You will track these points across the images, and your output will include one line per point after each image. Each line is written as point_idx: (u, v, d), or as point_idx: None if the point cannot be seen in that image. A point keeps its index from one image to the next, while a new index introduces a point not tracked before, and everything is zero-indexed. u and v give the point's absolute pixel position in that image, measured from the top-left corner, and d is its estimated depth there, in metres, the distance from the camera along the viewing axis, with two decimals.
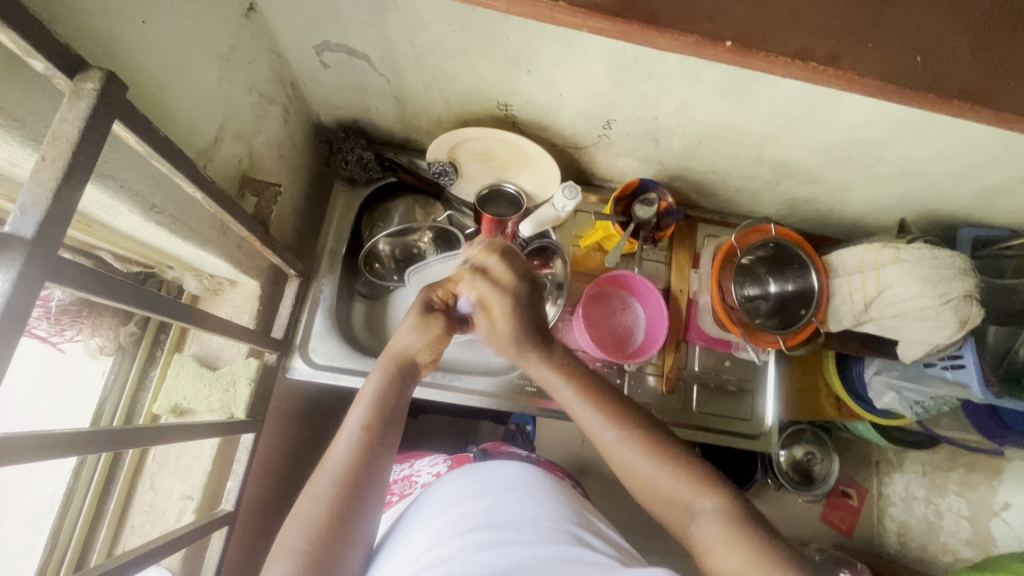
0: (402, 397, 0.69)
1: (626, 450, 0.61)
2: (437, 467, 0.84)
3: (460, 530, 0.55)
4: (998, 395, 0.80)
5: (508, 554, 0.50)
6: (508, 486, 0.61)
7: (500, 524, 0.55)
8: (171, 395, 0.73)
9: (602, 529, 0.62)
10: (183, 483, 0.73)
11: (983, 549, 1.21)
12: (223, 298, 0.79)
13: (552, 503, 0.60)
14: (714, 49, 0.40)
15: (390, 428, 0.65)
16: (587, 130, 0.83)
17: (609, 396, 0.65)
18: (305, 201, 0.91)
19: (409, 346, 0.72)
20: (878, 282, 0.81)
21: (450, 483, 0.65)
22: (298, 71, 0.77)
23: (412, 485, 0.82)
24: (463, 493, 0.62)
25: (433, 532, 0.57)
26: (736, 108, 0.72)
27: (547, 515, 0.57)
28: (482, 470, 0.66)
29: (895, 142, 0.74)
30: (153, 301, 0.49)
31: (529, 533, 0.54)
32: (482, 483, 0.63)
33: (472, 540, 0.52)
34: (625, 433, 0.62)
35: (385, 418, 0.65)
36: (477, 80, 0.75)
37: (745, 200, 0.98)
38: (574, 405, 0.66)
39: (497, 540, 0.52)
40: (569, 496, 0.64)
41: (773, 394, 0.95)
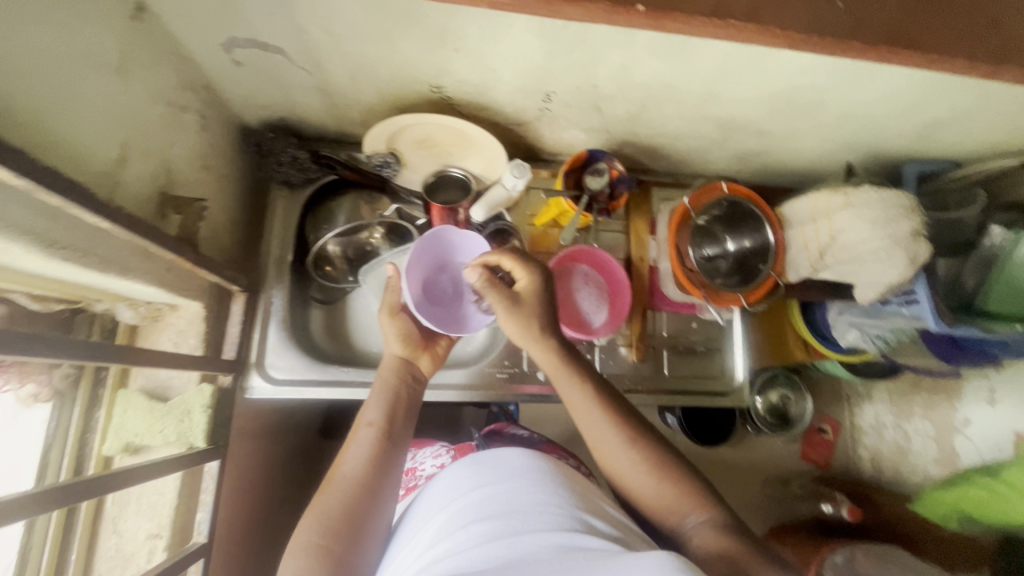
0: (409, 399, 0.74)
1: (626, 460, 0.65)
2: (440, 459, 0.85)
3: (465, 522, 0.53)
4: (953, 325, 0.82)
5: (512, 545, 0.48)
6: (515, 473, 0.59)
7: (505, 513, 0.52)
8: (122, 434, 0.69)
9: (613, 511, 0.60)
10: (149, 522, 0.70)
11: (949, 464, 1.28)
12: (165, 324, 0.74)
13: (561, 489, 0.57)
14: (625, 13, 0.41)
15: (403, 429, 0.70)
16: (527, 104, 0.80)
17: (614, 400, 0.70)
18: (241, 210, 0.86)
19: (400, 352, 0.77)
20: (831, 228, 0.82)
21: (451, 474, 0.64)
22: (210, 73, 0.71)
23: (416, 477, 0.84)
24: (468, 482, 0.60)
25: (439, 526, 0.56)
26: (674, 68, 0.70)
27: (554, 502, 0.54)
28: (488, 455, 0.64)
29: (836, 88, 0.73)
30: (54, 343, 0.46)
31: (535, 522, 0.51)
32: (487, 470, 0.61)
33: (476, 532, 0.51)
34: (623, 435, 0.66)
35: (398, 421, 0.70)
36: (403, 64, 0.70)
37: (696, 160, 0.97)
38: (579, 407, 0.69)
39: (501, 529, 0.51)
40: (578, 481, 0.62)
41: (741, 348, 0.97)
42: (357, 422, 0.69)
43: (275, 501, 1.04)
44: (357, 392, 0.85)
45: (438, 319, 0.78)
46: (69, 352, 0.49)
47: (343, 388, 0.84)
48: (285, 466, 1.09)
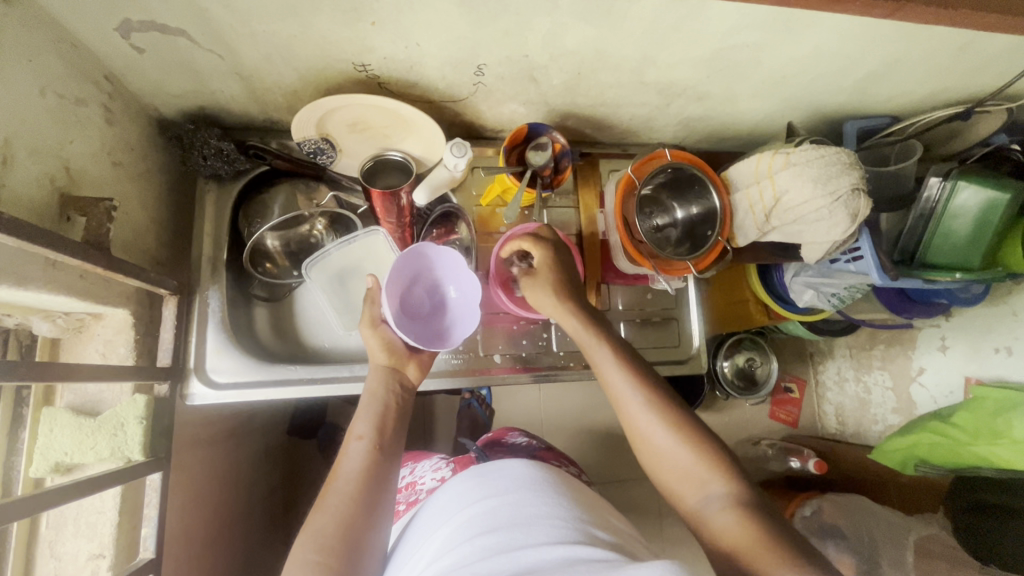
0: (401, 412, 0.71)
1: (653, 425, 0.66)
2: (440, 472, 0.82)
3: (471, 534, 0.55)
4: (896, 278, 0.84)
5: (516, 557, 0.49)
6: (519, 485, 0.60)
7: (509, 525, 0.54)
8: (49, 454, 0.64)
9: (615, 523, 0.62)
10: (89, 542, 0.66)
11: (907, 412, 1.32)
12: (89, 335, 0.70)
13: (563, 502, 0.58)
14: None
15: (395, 442, 0.68)
16: (460, 79, 0.76)
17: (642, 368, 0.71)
18: (166, 209, 0.81)
19: (385, 360, 0.73)
20: (774, 190, 0.81)
21: (453, 488, 0.65)
22: (110, 61, 0.66)
23: (416, 491, 0.81)
24: (472, 494, 0.61)
25: (445, 539, 0.57)
26: (605, 32, 0.68)
27: (556, 514, 0.56)
28: (489, 467, 0.65)
29: (769, 46, 0.72)
30: None
31: (537, 534, 0.52)
32: (490, 484, 0.61)
33: (481, 545, 0.52)
34: (648, 400, 0.67)
35: (389, 435, 0.68)
36: (320, 41, 0.66)
37: (641, 128, 0.95)
38: (584, 338, 0.74)
39: (507, 542, 0.51)
40: (579, 493, 0.63)
41: (696, 315, 0.97)
42: (348, 434, 0.67)
43: (238, 508, 1.01)
44: (307, 389, 0.82)
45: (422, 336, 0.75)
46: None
47: (292, 387, 0.82)
48: (247, 472, 1.06)
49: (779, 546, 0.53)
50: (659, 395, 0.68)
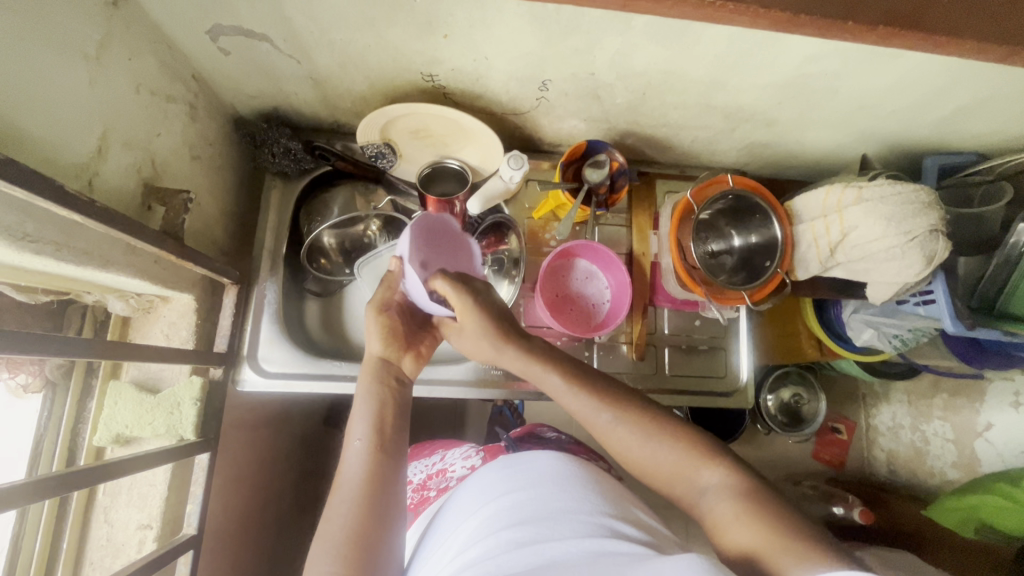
0: (401, 402, 0.69)
1: (625, 432, 0.63)
2: (471, 461, 0.83)
3: (492, 529, 0.55)
4: (971, 326, 0.79)
5: (540, 552, 0.49)
6: (543, 478, 0.59)
7: (533, 519, 0.53)
8: (112, 425, 0.69)
9: (641, 517, 0.59)
10: (139, 512, 0.70)
11: (969, 469, 1.24)
12: (157, 315, 0.74)
13: (590, 496, 0.58)
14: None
15: (397, 438, 0.66)
16: (523, 93, 0.77)
17: (599, 381, 0.66)
18: (235, 202, 0.85)
19: (381, 350, 0.71)
20: (842, 225, 0.78)
21: (481, 478, 0.65)
22: (198, 61, 0.70)
23: (447, 478, 0.82)
24: (499, 487, 0.61)
25: (469, 531, 0.57)
26: (676, 54, 0.66)
27: (581, 507, 0.55)
28: (517, 457, 0.65)
29: (849, 75, 0.69)
30: (25, 342, 0.46)
31: (562, 528, 0.52)
32: (514, 477, 0.61)
33: (505, 540, 0.52)
34: (619, 416, 0.63)
35: (389, 431, 0.65)
36: (393, 52, 0.68)
37: (702, 151, 0.93)
38: (549, 385, 0.66)
39: (531, 537, 0.51)
40: (608, 484, 0.62)
41: (747, 347, 0.94)
42: (346, 436, 0.65)
43: (273, 491, 1.04)
44: (349, 386, 0.84)
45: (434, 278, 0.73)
46: (40, 350, 0.48)
47: (336, 382, 0.83)
48: (284, 458, 1.09)
49: (795, 534, 0.50)
50: (622, 405, 0.64)
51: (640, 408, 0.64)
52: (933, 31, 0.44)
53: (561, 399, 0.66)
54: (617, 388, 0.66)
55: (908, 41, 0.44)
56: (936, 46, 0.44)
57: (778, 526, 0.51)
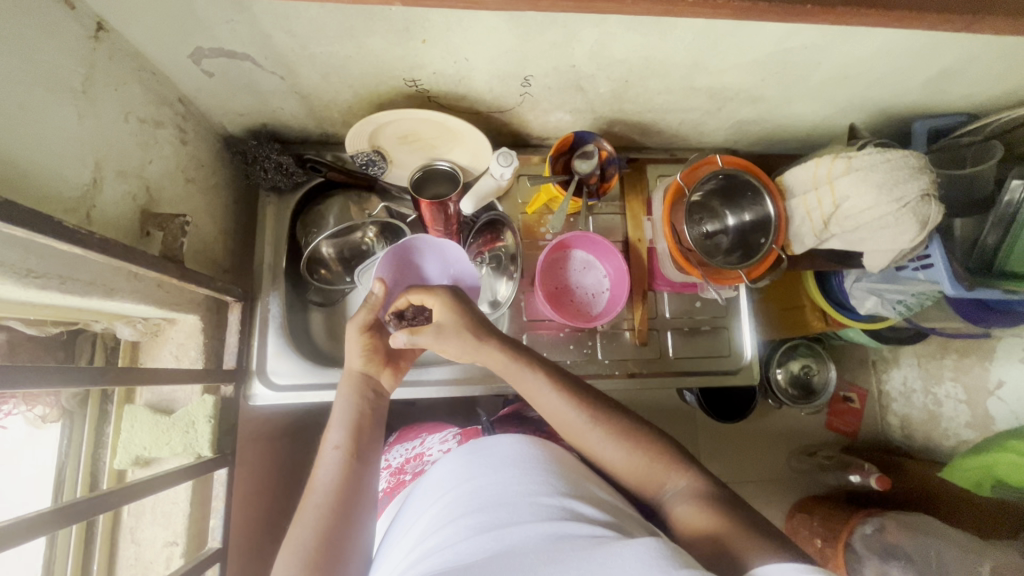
0: (377, 412, 0.71)
1: (595, 436, 0.64)
2: (447, 445, 0.84)
3: (453, 516, 0.54)
4: (971, 288, 0.80)
5: (501, 538, 0.49)
6: (505, 463, 0.59)
7: (493, 505, 0.53)
8: (131, 448, 0.71)
9: (597, 493, 0.59)
10: (164, 530, 0.72)
11: (983, 428, 1.23)
12: (165, 338, 0.76)
13: (553, 480, 0.57)
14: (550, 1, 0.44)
15: (368, 450, 0.67)
16: (507, 91, 0.77)
17: (572, 383, 0.67)
18: (233, 220, 0.86)
19: (362, 365, 0.72)
20: (834, 196, 0.78)
21: (444, 466, 0.64)
22: (183, 85, 0.71)
23: (423, 462, 0.82)
24: (460, 475, 0.60)
25: (429, 519, 0.57)
26: (655, 39, 0.67)
27: (541, 491, 0.55)
28: (479, 444, 0.64)
29: (830, 46, 0.69)
30: (41, 374, 0.47)
31: (522, 513, 0.52)
32: (475, 463, 0.60)
33: (466, 526, 0.51)
34: (591, 419, 0.65)
35: (360, 443, 0.66)
36: (375, 60, 0.69)
37: (691, 133, 0.93)
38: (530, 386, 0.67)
39: (490, 522, 0.51)
40: (570, 467, 0.62)
41: (748, 324, 0.94)
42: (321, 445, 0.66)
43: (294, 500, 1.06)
44: None
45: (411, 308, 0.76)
46: (54, 381, 0.49)
47: None
48: (303, 467, 1.11)
49: (748, 530, 0.54)
50: (598, 409, 0.66)
51: (613, 414, 0.66)
52: None
53: (535, 398, 0.67)
54: (590, 391, 0.67)
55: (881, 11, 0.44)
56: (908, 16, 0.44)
57: (732, 527, 0.54)
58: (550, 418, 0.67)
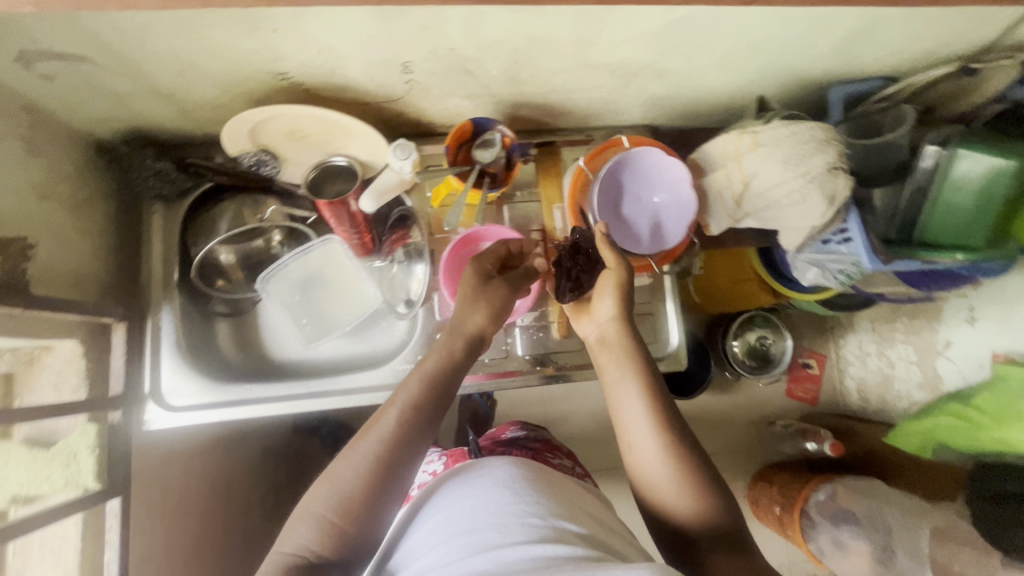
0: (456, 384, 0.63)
1: (655, 456, 0.61)
2: (433, 468, 0.81)
3: (448, 534, 0.53)
4: (887, 261, 0.77)
5: (493, 558, 0.48)
6: (496, 483, 0.58)
7: (485, 526, 0.52)
8: (6, 488, 0.66)
9: (585, 511, 0.59)
10: (55, 568, 0.68)
11: (933, 388, 1.24)
12: (40, 367, 0.71)
13: (540, 498, 0.56)
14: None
15: (438, 417, 0.61)
16: (389, 79, 0.72)
17: (663, 396, 0.64)
18: (116, 234, 0.80)
19: (483, 325, 0.67)
20: (742, 173, 0.74)
21: (448, 481, 0.62)
22: (26, 90, 0.64)
23: (410, 488, 0.81)
24: (457, 492, 0.59)
25: (425, 536, 0.56)
26: (530, 15, 0.61)
27: (531, 511, 0.54)
28: (478, 465, 0.63)
29: (721, 14, 0.64)
30: None
31: (512, 534, 0.51)
32: (475, 482, 0.59)
33: (460, 546, 0.50)
34: (659, 435, 0.61)
35: (428, 409, 0.60)
36: (228, 54, 0.63)
37: (605, 112, 0.88)
38: (621, 390, 0.65)
39: (483, 543, 0.50)
40: (551, 485, 0.61)
41: (677, 310, 0.91)
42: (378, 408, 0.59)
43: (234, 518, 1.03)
44: (263, 408, 0.81)
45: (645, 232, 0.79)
46: None
47: (248, 406, 0.81)
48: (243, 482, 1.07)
49: None
50: (669, 434, 0.61)
51: (682, 437, 0.61)
52: None
53: (617, 393, 0.65)
54: (672, 409, 0.63)
55: None
56: None
57: None
58: (622, 422, 0.64)
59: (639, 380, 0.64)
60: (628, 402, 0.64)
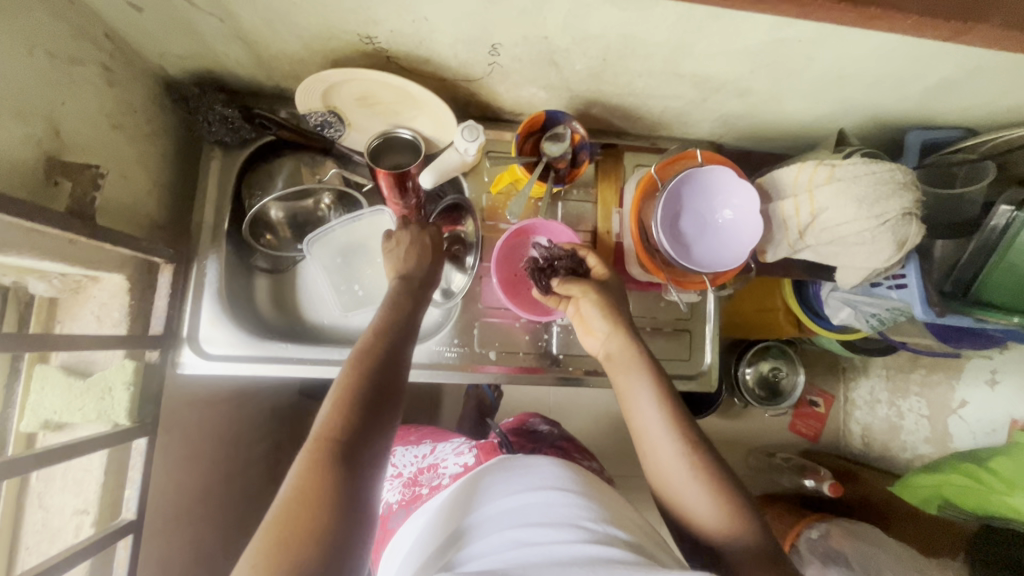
0: (378, 381, 0.55)
1: (675, 460, 0.60)
2: (463, 458, 0.75)
3: (493, 530, 0.53)
4: (940, 314, 0.76)
5: (542, 550, 0.48)
6: (549, 484, 0.58)
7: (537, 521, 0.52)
8: (39, 411, 0.66)
9: (622, 515, 0.58)
10: (75, 497, 0.69)
11: (941, 444, 1.23)
12: (85, 296, 0.70)
13: (593, 502, 0.56)
14: None
15: (372, 416, 0.53)
16: (473, 59, 0.71)
17: (676, 397, 0.63)
18: (173, 174, 0.79)
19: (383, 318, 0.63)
20: (812, 206, 0.73)
21: (476, 484, 0.62)
22: (110, 19, 0.63)
23: (438, 476, 0.74)
24: (493, 491, 0.59)
25: (458, 534, 0.55)
26: (634, 15, 0.60)
27: (584, 512, 0.54)
28: (520, 464, 0.63)
29: (824, 41, 0.63)
30: None
31: (563, 528, 0.51)
32: (521, 481, 0.59)
33: (509, 538, 0.51)
34: (676, 436, 0.60)
35: (358, 407, 0.53)
36: (323, 10, 0.62)
37: (675, 122, 0.87)
38: (634, 397, 0.64)
39: (532, 536, 0.50)
40: (604, 493, 0.61)
41: (713, 326, 0.91)
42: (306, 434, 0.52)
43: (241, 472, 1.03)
44: (295, 368, 0.81)
45: (705, 244, 0.78)
46: None
47: (280, 364, 0.81)
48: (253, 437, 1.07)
49: None
50: (689, 437, 0.61)
51: (699, 441, 0.60)
52: None
53: (628, 402, 0.65)
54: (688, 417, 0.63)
55: None
56: None
57: None
58: (636, 432, 0.63)
59: (653, 385, 0.64)
60: (645, 411, 0.63)
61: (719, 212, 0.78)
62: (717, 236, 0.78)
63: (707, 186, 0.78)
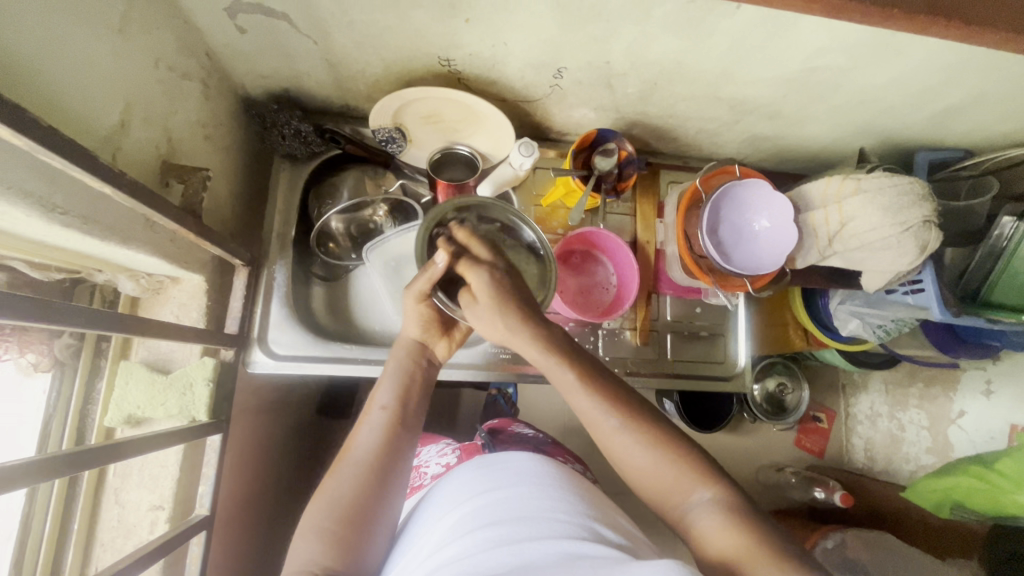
0: (424, 389, 0.69)
1: (629, 441, 0.56)
2: (445, 459, 0.81)
3: (471, 527, 0.52)
4: (957, 314, 0.83)
5: (518, 552, 0.47)
6: (524, 479, 0.57)
7: (511, 518, 0.51)
8: (123, 405, 0.69)
9: (620, 522, 0.58)
10: (151, 493, 0.70)
11: (942, 453, 1.31)
12: (166, 297, 0.73)
13: (569, 496, 0.56)
14: None
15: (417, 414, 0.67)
16: (537, 80, 0.78)
17: (602, 374, 0.59)
18: (244, 183, 0.84)
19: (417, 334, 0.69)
20: (841, 215, 0.81)
21: (461, 474, 0.63)
22: (213, 39, 0.69)
23: (421, 475, 0.80)
24: (473, 485, 0.59)
25: (445, 529, 0.55)
26: (691, 43, 0.68)
27: (559, 508, 0.53)
28: (497, 458, 0.63)
29: (852, 69, 0.72)
30: (67, 312, 0.47)
31: (540, 528, 0.50)
32: (496, 476, 0.59)
33: (484, 537, 0.49)
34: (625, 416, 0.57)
35: (411, 411, 0.66)
36: (414, 34, 0.69)
37: (705, 142, 0.95)
38: (562, 379, 0.59)
39: (507, 535, 0.49)
40: (585, 489, 0.61)
41: (744, 334, 0.97)
42: (368, 403, 0.66)
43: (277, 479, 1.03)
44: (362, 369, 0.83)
45: (744, 253, 0.85)
46: (72, 321, 0.48)
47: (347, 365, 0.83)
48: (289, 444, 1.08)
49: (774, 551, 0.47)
50: (634, 410, 0.58)
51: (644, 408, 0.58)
52: (940, 18, 0.46)
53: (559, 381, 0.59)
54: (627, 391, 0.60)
55: (918, 31, 0.47)
56: (948, 30, 0.47)
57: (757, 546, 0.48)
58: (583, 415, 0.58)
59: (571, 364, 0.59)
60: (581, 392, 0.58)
61: (754, 224, 0.86)
62: (752, 244, 0.85)
63: (743, 200, 0.86)
